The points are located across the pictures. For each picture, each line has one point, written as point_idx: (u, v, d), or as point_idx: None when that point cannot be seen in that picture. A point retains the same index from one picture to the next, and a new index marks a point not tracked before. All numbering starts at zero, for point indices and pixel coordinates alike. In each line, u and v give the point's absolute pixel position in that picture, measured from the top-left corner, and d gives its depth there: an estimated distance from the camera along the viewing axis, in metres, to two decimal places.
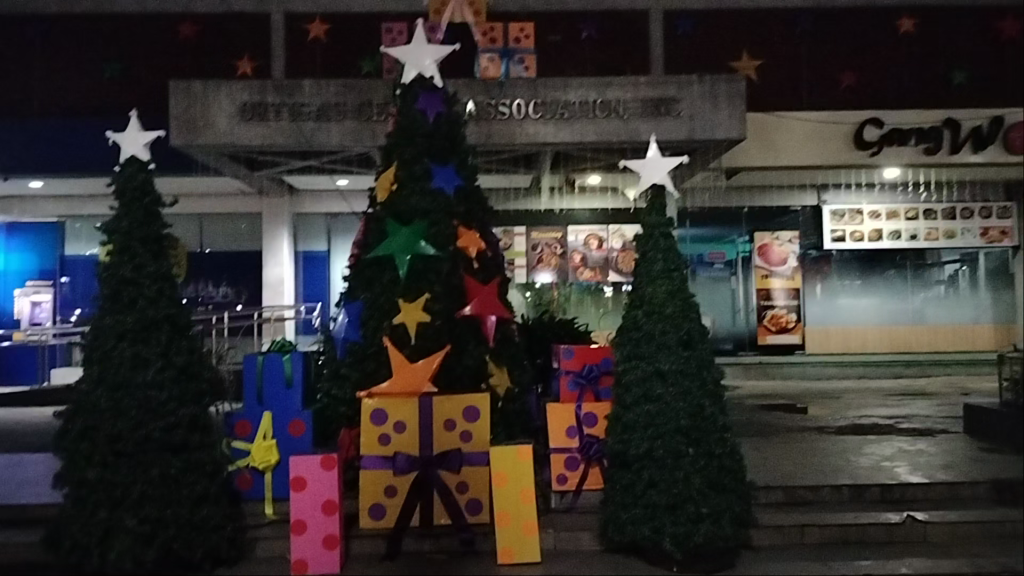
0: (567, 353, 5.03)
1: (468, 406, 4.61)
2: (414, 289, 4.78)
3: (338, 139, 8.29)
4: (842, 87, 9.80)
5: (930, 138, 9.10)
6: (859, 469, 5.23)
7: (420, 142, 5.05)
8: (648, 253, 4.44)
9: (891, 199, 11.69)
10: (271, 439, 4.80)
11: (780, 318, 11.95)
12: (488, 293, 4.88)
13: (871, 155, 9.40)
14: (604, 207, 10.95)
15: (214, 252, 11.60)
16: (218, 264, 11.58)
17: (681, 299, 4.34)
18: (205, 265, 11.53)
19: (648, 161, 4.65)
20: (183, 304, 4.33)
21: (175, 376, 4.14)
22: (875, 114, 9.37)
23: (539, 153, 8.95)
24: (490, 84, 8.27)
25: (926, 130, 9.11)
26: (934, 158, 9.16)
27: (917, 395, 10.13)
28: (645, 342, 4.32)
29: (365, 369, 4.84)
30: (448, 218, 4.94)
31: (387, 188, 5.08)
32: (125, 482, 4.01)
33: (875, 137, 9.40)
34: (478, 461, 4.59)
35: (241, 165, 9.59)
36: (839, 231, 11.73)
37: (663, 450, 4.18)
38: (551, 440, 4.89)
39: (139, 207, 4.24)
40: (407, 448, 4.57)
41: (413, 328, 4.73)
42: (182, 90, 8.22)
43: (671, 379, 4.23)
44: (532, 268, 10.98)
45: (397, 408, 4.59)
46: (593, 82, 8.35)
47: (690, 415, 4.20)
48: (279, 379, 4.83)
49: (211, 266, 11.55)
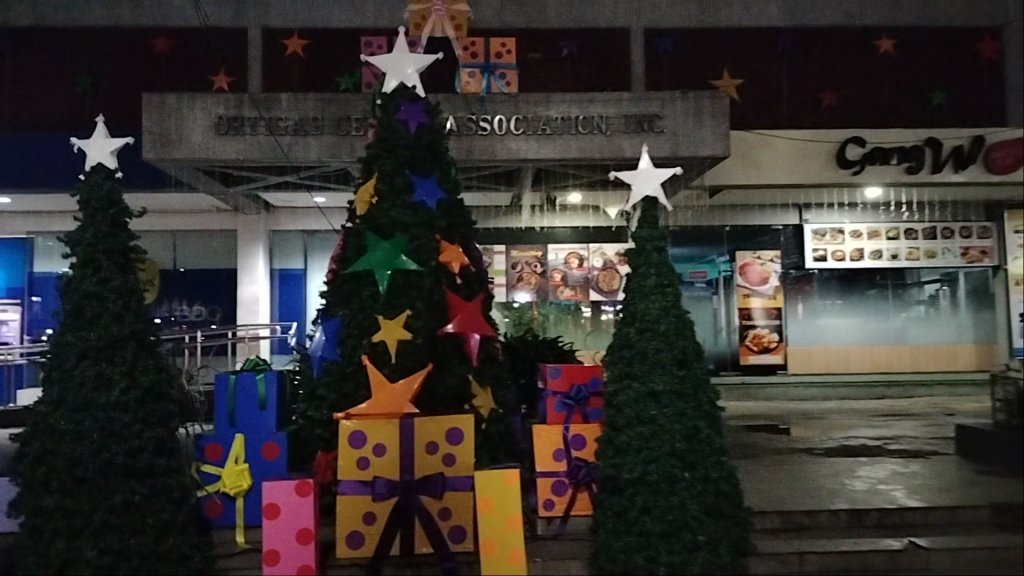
0: (553, 372, 4.83)
1: (450, 428, 4.42)
2: (394, 306, 4.57)
3: (316, 154, 8.22)
4: (824, 107, 10.02)
5: (912, 157, 9.32)
6: (856, 493, 5.05)
7: (401, 154, 4.88)
8: (639, 267, 4.25)
9: (873, 219, 11.66)
10: (243, 464, 4.51)
11: (762, 337, 11.94)
12: (471, 310, 4.69)
13: (853, 173, 9.53)
14: (585, 226, 10.74)
15: (188, 271, 11.14)
16: (193, 283, 11.20)
17: (675, 315, 4.16)
18: (180, 284, 11.08)
19: (641, 172, 4.45)
20: (150, 320, 4.07)
21: (140, 397, 3.87)
22: (857, 133, 9.49)
23: (522, 169, 8.84)
24: (470, 99, 8.20)
25: (908, 150, 9.31)
26: (917, 177, 9.37)
27: (901, 416, 10.00)
28: (637, 360, 4.12)
29: (343, 389, 4.60)
30: (430, 232, 4.75)
31: (367, 201, 4.90)
32: (85, 510, 3.73)
33: (858, 156, 9.53)
34: (462, 485, 4.39)
35: (216, 180, 9.44)
36: (820, 250, 11.70)
37: (658, 474, 3.98)
38: (536, 463, 4.71)
39: (104, 217, 4.00)
40: (387, 472, 4.32)
41: (393, 345, 4.52)
42: (156, 104, 8.16)
43: (664, 399, 4.04)
44: (511, 287, 10.82)
45: (377, 431, 4.36)
46: (575, 98, 8.27)
47: (684, 437, 4.02)
48: (252, 400, 4.56)
49: (186, 284, 11.13)
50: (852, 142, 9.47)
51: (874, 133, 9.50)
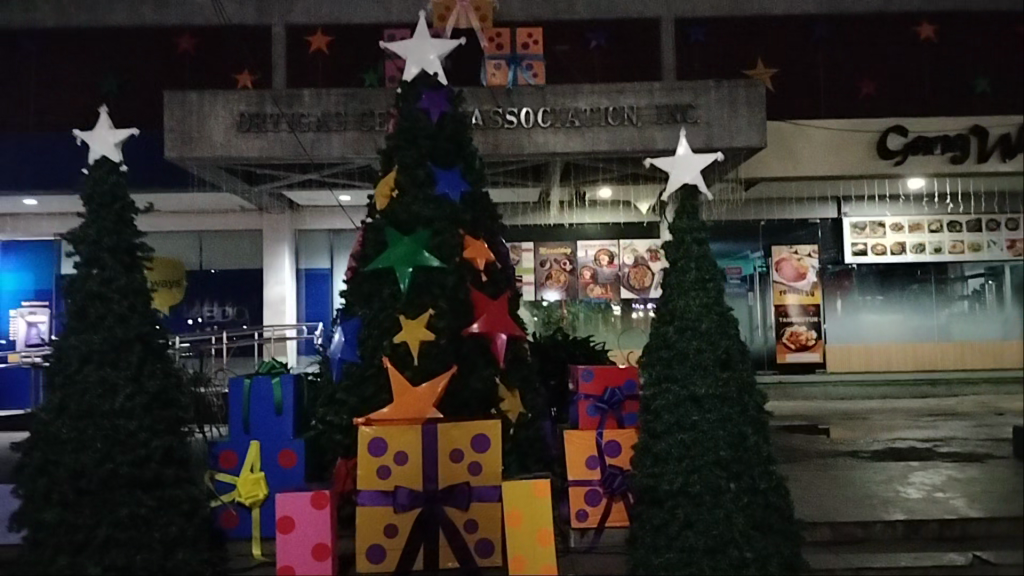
0: (587, 375, 4.57)
1: (477, 434, 4.16)
2: (415, 305, 4.34)
3: (339, 150, 8.03)
4: (861, 96, 9.56)
5: (955, 147, 8.46)
6: (912, 503, 4.72)
7: (422, 144, 4.62)
8: (678, 262, 3.95)
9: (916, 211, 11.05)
10: (259, 472, 4.29)
11: (799, 335, 11.57)
12: (496, 309, 4.46)
13: (895, 164, 9.24)
14: (614, 222, 10.34)
15: (218, 272, 11.15)
16: (224, 283, 11.19)
17: (717, 313, 3.86)
18: (210, 285, 11.13)
19: (678, 160, 4.15)
20: (157, 321, 3.87)
21: (147, 404, 3.67)
22: (898, 122, 9.13)
23: (549, 163, 8.57)
24: (497, 91, 7.95)
25: (953, 139, 8.44)
26: (960, 168, 8.40)
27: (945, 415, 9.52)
28: (677, 362, 3.83)
29: (363, 393, 4.36)
30: (453, 227, 4.49)
31: (387, 194, 4.62)
32: (89, 524, 3.55)
33: (900, 146, 9.17)
34: (488, 497, 4.13)
35: (239, 179, 9.30)
36: (859, 244, 11.33)
37: (701, 485, 3.69)
38: (570, 471, 4.42)
39: (109, 213, 3.79)
40: (409, 482, 4.10)
41: (416, 348, 4.27)
42: (177, 102, 8.01)
43: (706, 403, 3.75)
44: (540, 285, 10.32)
45: (399, 437, 4.13)
46: (604, 88, 7.99)
47: (729, 445, 3.72)
48: (267, 405, 4.33)
49: (216, 285, 11.15)
50: (894, 131, 9.13)
51: (917, 122, 8.98)
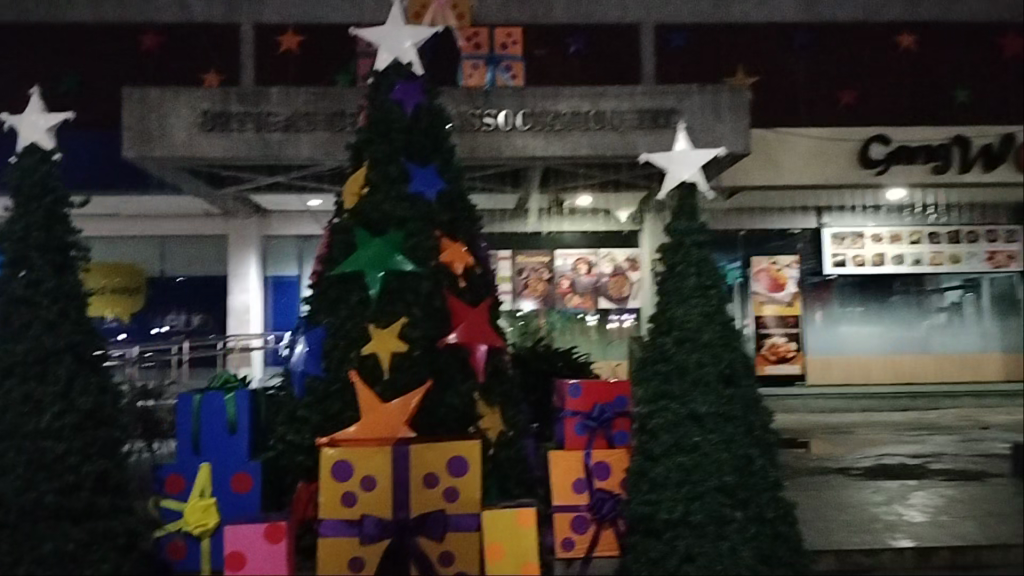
0: (573, 391, 4.29)
1: (452, 457, 3.87)
2: (387, 313, 3.95)
3: (308, 152, 7.62)
4: (841, 106, 9.26)
5: (940, 156, 8.75)
6: (919, 528, 4.45)
7: (396, 138, 4.23)
8: (676, 266, 3.69)
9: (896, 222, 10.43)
10: (210, 498, 3.88)
11: (779, 347, 9.96)
12: (475, 317, 4.10)
13: (876, 173, 8.98)
14: (595, 230, 10.10)
15: (184, 280, 10.71)
16: (189, 294, 10.67)
17: (719, 323, 3.63)
18: (175, 292, 10.55)
19: (677, 155, 4.00)
20: (92, 331, 3.72)
21: (76, 423, 3.52)
22: (881, 131, 8.98)
23: (528, 168, 8.22)
24: (473, 92, 7.59)
25: (935, 148, 8.77)
26: (945, 176, 8.72)
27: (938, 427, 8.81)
28: (677, 377, 3.60)
29: (328, 410, 3.98)
30: (429, 228, 4.12)
31: (356, 191, 4.25)
32: (7, 562, 3.44)
33: (883, 155, 8.99)
34: (466, 525, 3.84)
35: (202, 181, 8.88)
36: (839, 255, 10.59)
37: (702, 514, 3.50)
38: (554, 496, 4.17)
39: (38, 207, 3.65)
40: (377, 511, 3.77)
41: (386, 359, 3.91)
42: (137, 99, 7.61)
43: (708, 423, 3.54)
44: (516, 294, 8.97)
45: (366, 460, 3.80)
46: (585, 91, 7.71)
47: (736, 470, 3.55)
48: (219, 422, 3.93)
49: (181, 294, 10.59)
50: (876, 141, 8.95)
51: (898, 131, 8.96)
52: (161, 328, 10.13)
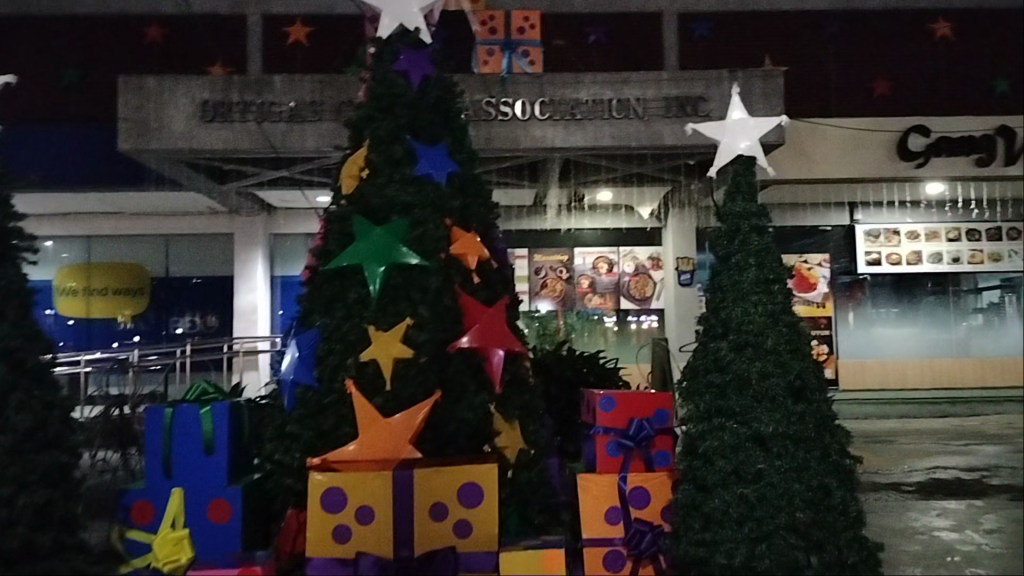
0: (605, 404, 3.81)
1: (465, 484, 3.39)
2: (390, 314, 3.42)
3: (313, 143, 7.09)
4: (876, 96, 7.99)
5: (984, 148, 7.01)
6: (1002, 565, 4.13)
7: (399, 114, 3.71)
8: (732, 256, 3.51)
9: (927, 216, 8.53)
10: (181, 529, 3.53)
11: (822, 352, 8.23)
12: (492, 319, 3.58)
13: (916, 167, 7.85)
14: (616, 227, 9.24)
15: (202, 282, 10.17)
16: (202, 295, 10.12)
17: (784, 325, 3.43)
18: (185, 294, 10.06)
19: (731, 125, 3.99)
20: (34, 335, 3.44)
21: (15, 443, 3.24)
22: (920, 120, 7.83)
23: (547, 159, 7.65)
24: (490, 80, 7.05)
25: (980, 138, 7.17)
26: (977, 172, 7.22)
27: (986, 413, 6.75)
28: (734, 392, 3.39)
29: (321, 425, 3.46)
30: (440, 216, 3.61)
31: (354, 175, 3.70)
32: None
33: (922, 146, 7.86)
34: (480, 564, 3.40)
35: (202, 174, 8.36)
36: (873, 253, 8.66)
37: (769, 559, 3.26)
38: (582, 528, 3.68)
39: None
40: (374, 548, 3.30)
41: (388, 367, 3.37)
42: (133, 87, 7.09)
43: (774, 447, 3.33)
44: (534, 295, 8.35)
45: (362, 489, 3.32)
46: (608, 78, 7.14)
47: (809, 505, 3.31)
48: (194, 443, 3.58)
49: (192, 297, 10.07)
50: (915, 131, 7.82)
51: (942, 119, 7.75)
52: (179, 329, 9.90)
